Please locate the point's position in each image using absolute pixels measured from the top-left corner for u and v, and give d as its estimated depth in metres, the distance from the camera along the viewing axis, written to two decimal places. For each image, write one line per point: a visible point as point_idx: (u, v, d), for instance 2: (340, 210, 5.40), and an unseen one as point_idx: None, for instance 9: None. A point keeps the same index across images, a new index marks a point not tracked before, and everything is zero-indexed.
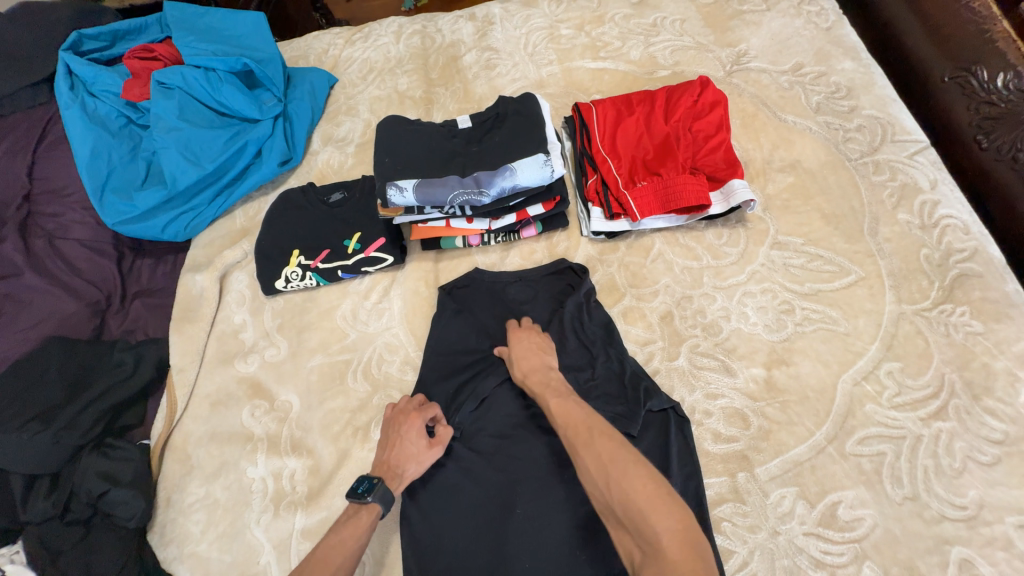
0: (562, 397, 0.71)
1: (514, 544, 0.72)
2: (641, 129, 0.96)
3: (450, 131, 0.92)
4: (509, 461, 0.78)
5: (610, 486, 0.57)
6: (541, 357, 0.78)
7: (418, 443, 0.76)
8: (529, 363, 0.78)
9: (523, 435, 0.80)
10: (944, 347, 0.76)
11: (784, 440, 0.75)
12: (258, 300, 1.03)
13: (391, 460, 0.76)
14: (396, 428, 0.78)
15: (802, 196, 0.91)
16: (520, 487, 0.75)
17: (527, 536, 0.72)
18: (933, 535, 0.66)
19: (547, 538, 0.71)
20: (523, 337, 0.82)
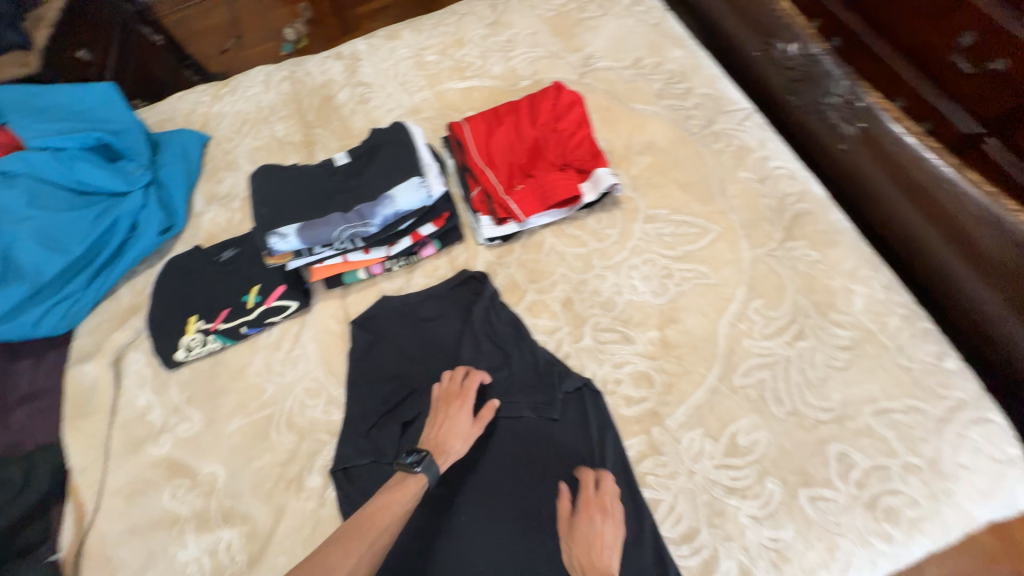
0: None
1: (467, 555, 0.74)
2: (512, 138, 1.04)
3: (328, 170, 0.94)
4: (481, 505, 0.78)
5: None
6: (604, 554, 0.68)
7: (468, 422, 0.80)
8: (589, 552, 0.69)
9: (485, 472, 0.80)
10: (794, 278, 0.88)
11: (685, 389, 0.83)
12: (160, 376, 0.96)
13: (437, 436, 0.78)
14: (445, 407, 0.81)
15: (660, 172, 1.03)
16: (495, 527, 0.76)
17: (480, 547, 0.75)
18: (814, 439, 0.76)
19: (499, 546, 0.74)
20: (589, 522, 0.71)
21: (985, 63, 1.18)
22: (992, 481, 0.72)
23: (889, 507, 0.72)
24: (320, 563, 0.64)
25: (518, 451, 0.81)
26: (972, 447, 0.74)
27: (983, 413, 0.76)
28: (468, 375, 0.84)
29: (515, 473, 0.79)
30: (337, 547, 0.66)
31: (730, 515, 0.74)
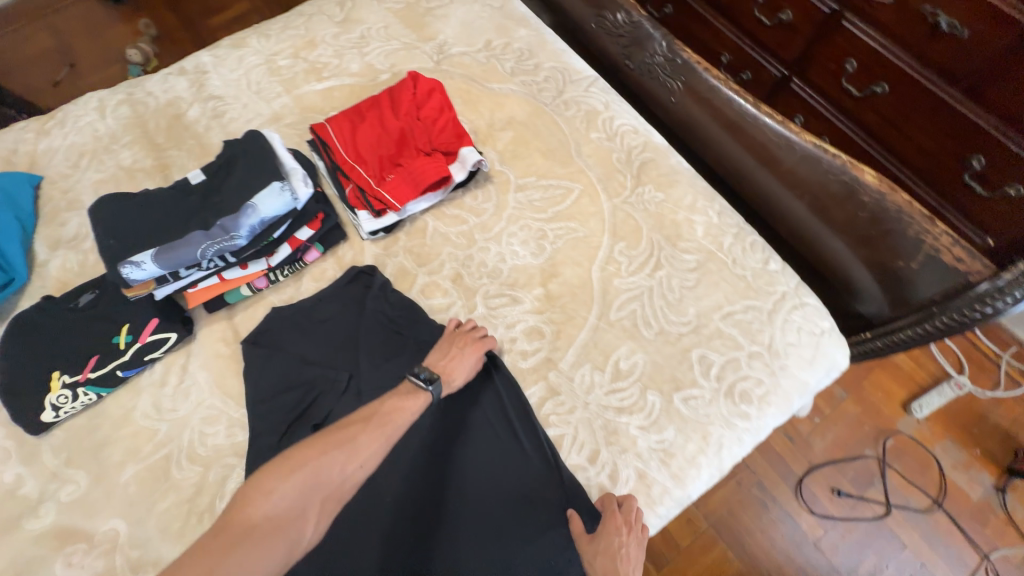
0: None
1: (436, 563, 0.75)
2: (377, 131, 1.06)
3: (181, 189, 0.90)
4: (461, 527, 0.77)
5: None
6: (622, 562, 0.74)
7: (477, 363, 0.85)
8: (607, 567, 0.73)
9: (455, 494, 0.79)
10: (647, 218, 1.01)
11: (571, 333, 0.92)
12: (28, 444, 0.87)
13: (449, 360, 0.84)
14: (459, 345, 0.86)
15: (523, 144, 1.10)
16: (485, 543, 0.76)
17: (449, 553, 0.75)
18: (680, 349, 0.89)
19: (469, 547, 0.76)
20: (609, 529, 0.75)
21: (777, 15, 1.39)
22: (812, 349, 0.90)
23: (742, 390, 0.86)
24: (352, 443, 0.71)
25: (480, 462, 0.81)
26: (796, 327, 0.91)
27: (801, 299, 0.94)
28: (483, 332, 0.89)
29: (485, 482, 0.80)
30: (369, 431, 0.73)
31: (623, 431, 0.84)
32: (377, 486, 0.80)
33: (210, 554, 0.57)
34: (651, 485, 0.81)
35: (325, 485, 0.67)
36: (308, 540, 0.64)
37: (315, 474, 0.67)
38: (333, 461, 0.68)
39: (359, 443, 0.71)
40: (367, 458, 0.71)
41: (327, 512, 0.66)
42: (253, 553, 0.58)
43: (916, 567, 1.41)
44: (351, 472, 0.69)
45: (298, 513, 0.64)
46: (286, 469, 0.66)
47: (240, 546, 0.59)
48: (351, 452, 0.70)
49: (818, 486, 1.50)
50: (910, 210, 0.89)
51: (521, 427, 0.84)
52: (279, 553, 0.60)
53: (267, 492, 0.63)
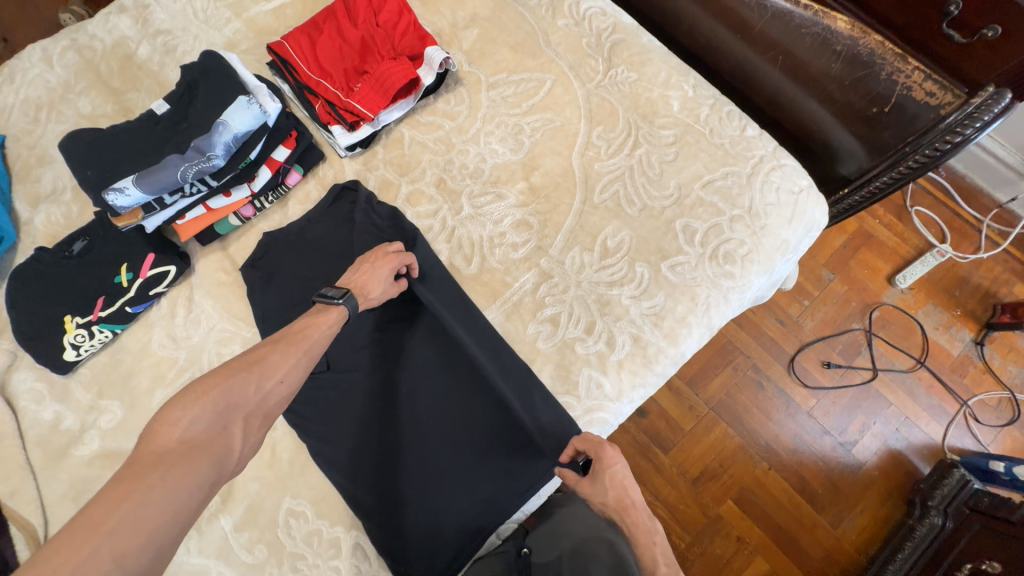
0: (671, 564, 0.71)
1: (407, 483, 0.83)
2: (337, 42, 1.01)
3: (149, 119, 0.89)
4: (440, 441, 0.84)
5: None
6: (631, 491, 0.77)
7: (389, 281, 0.84)
8: (621, 494, 0.76)
9: (428, 417, 0.86)
10: (622, 100, 1.00)
11: (559, 220, 0.94)
12: (60, 385, 0.93)
13: (359, 280, 0.81)
14: (371, 261, 0.84)
15: (490, 40, 1.07)
16: (463, 453, 0.83)
17: (420, 476, 0.83)
18: (663, 222, 0.92)
19: (438, 468, 0.83)
20: (614, 463, 0.76)
21: None
22: (791, 208, 0.93)
23: (726, 252, 0.90)
24: (262, 362, 0.65)
25: (450, 389, 0.87)
26: (776, 188, 0.93)
27: (779, 161, 0.95)
28: (398, 248, 0.86)
29: (459, 401, 0.86)
30: (279, 350, 0.68)
31: (615, 302, 0.89)
32: (370, 404, 0.89)
33: (121, 484, 0.50)
34: (646, 346, 0.87)
35: (245, 404, 0.61)
36: (239, 458, 0.59)
37: (229, 395, 0.60)
38: (246, 379, 0.62)
39: (271, 361, 0.66)
40: (286, 372, 0.66)
41: (253, 429, 0.61)
42: (174, 472, 0.52)
43: (902, 420, 1.52)
44: (271, 388, 0.64)
45: (219, 432, 0.58)
46: (191, 396, 0.59)
47: (156, 468, 0.52)
48: (263, 371, 0.64)
49: (809, 362, 1.59)
50: (881, 50, 0.88)
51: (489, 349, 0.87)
52: (210, 470, 0.55)
53: (176, 420, 0.56)
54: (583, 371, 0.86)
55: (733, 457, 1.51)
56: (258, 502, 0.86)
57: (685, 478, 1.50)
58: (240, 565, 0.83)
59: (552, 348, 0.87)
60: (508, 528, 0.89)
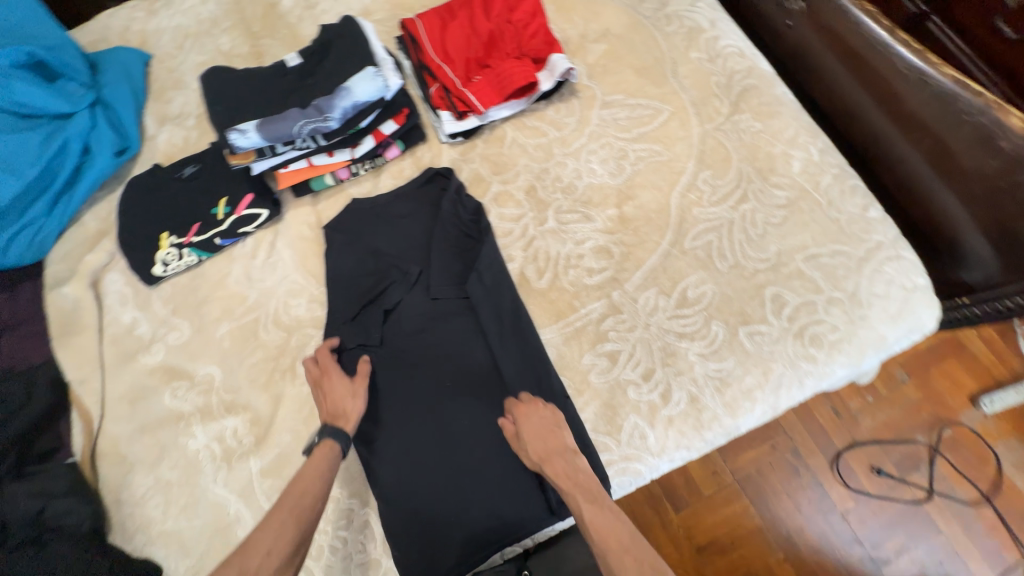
0: (593, 502, 0.68)
1: (404, 453, 0.83)
2: (466, 31, 1.02)
3: (281, 69, 0.93)
4: (461, 442, 0.83)
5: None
6: (558, 438, 0.75)
7: (348, 383, 0.82)
8: (546, 443, 0.74)
9: (438, 393, 0.85)
10: (739, 148, 0.95)
11: (641, 256, 0.91)
12: (142, 293, 0.99)
13: (328, 412, 0.80)
14: (320, 390, 0.82)
15: (616, 58, 1.05)
16: (484, 460, 0.82)
17: (417, 450, 0.83)
18: (753, 285, 0.86)
19: (436, 446, 0.83)
20: (533, 415, 0.77)
21: None
22: (899, 304, 0.84)
23: (814, 333, 0.83)
24: (246, 543, 0.64)
25: (467, 369, 0.87)
26: (886, 279, 0.85)
27: (898, 252, 0.87)
28: (318, 355, 0.84)
29: (477, 382, 0.86)
30: (263, 523, 0.67)
31: (681, 354, 0.84)
32: (388, 376, 0.87)
33: None
34: (702, 410, 0.82)
35: None
36: None
37: None
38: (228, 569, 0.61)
39: (256, 537, 0.65)
40: (271, 544, 0.64)
41: None
42: None
43: (948, 553, 1.37)
44: (256, 567, 0.62)
45: None
46: None
47: None
48: (245, 554, 0.63)
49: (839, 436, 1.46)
50: None
51: (533, 362, 0.85)
52: None
53: None
54: (629, 417, 0.82)
55: (748, 538, 1.41)
56: (288, 452, 0.86)
57: (690, 544, 1.42)
58: (258, 511, 0.84)
59: (604, 385, 0.84)
60: (512, 552, 0.85)
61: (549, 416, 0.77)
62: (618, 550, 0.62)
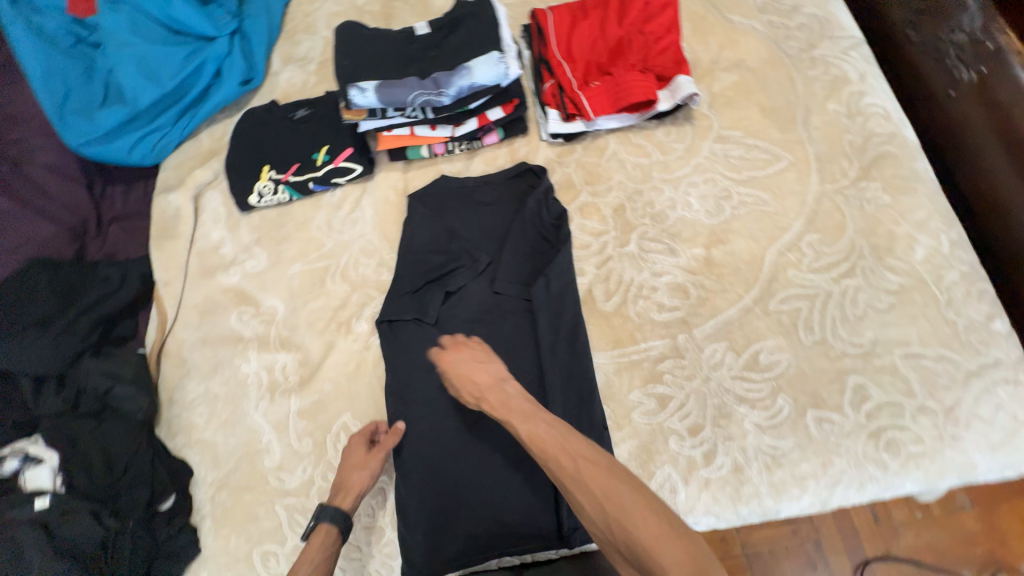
0: (527, 419, 0.67)
1: (430, 434, 0.83)
2: (595, 33, 0.99)
3: (409, 35, 0.95)
4: (486, 439, 0.82)
5: (611, 523, 0.54)
6: (482, 371, 0.75)
7: (363, 451, 0.80)
8: (473, 384, 0.74)
9: None
10: (857, 218, 0.87)
11: (718, 305, 0.86)
12: (234, 217, 1.06)
13: (339, 479, 0.79)
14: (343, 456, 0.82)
15: (744, 92, 0.99)
16: (505, 464, 0.81)
17: (442, 435, 0.83)
18: (835, 368, 0.79)
19: (461, 437, 0.83)
20: (458, 357, 0.78)
21: None
22: (1004, 434, 0.74)
23: (891, 439, 0.75)
24: None
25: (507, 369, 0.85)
26: (994, 402, 0.75)
27: (1017, 377, 0.76)
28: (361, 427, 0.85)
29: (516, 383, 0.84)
30: None
31: (736, 419, 0.79)
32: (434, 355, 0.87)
33: None
34: (744, 482, 0.76)
35: None
36: None
37: None
38: None
39: None
40: None
41: None
42: None
43: None
44: None
45: None
46: None
47: None
48: None
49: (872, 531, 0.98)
50: None
51: (578, 381, 0.82)
52: None
53: None
54: (664, 466, 0.78)
55: None
56: (325, 401, 0.89)
57: None
58: (285, 447, 0.88)
59: (645, 426, 0.81)
60: (508, 562, 0.81)
61: (473, 352, 0.78)
62: (555, 453, 0.62)
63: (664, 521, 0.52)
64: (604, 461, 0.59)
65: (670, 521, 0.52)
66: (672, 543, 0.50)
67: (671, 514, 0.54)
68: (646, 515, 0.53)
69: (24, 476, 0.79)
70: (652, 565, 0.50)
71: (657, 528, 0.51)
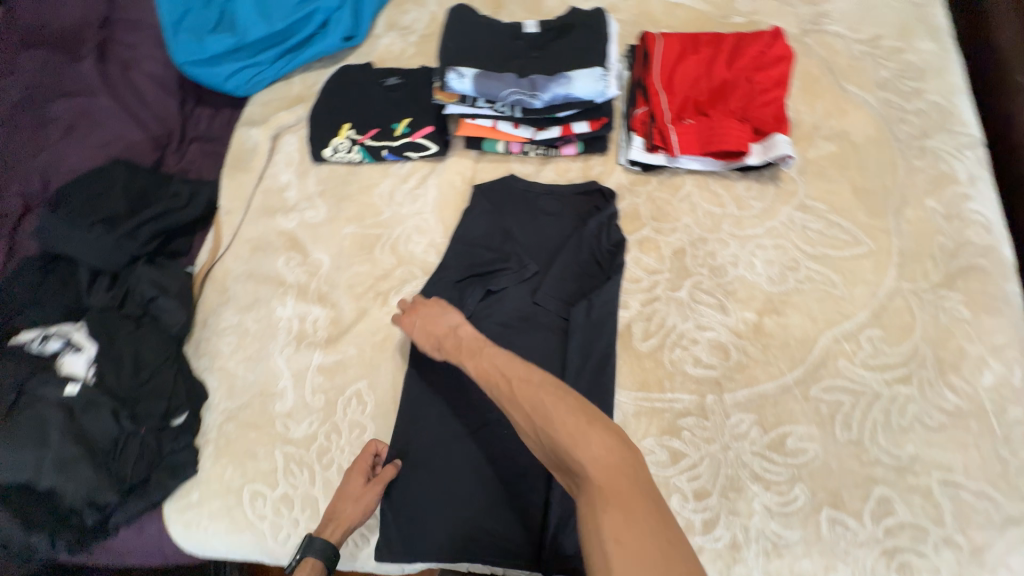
0: (473, 355, 0.72)
1: (435, 425, 0.84)
2: (701, 70, 0.97)
3: (517, 31, 0.95)
4: (487, 444, 0.82)
5: (541, 430, 0.58)
6: (439, 321, 0.80)
7: (360, 484, 0.77)
8: (432, 333, 0.80)
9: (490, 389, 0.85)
10: (928, 326, 0.82)
11: (756, 376, 0.83)
12: (305, 165, 1.09)
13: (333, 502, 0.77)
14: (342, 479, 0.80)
15: (839, 166, 0.95)
16: (502, 474, 0.80)
17: (447, 429, 0.83)
18: (864, 474, 0.75)
19: (464, 436, 0.83)
20: (424, 309, 0.83)
21: None
22: None
23: (906, 562, 0.70)
24: None
25: None
26: None
27: None
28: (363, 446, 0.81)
29: None
30: None
31: (746, 496, 0.76)
32: None
33: None
34: (737, 562, 0.72)
35: None
36: None
37: None
38: None
39: None
40: None
41: None
42: None
43: None
44: None
45: None
46: None
47: None
48: None
49: None
50: None
51: None
52: None
53: None
54: None
55: None
56: (346, 363, 0.91)
57: None
58: (299, 396, 0.90)
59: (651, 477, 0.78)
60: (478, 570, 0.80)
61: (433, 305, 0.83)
62: (497, 379, 0.66)
63: (581, 417, 0.55)
64: (535, 377, 0.63)
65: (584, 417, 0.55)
66: (590, 437, 0.54)
67: (591, 411, 0.57)
68: (566, 415, 0.56)
69: (63, 360, 0.82)
70: (571, 459, 0.53)
71: (572, 424, 0.55)
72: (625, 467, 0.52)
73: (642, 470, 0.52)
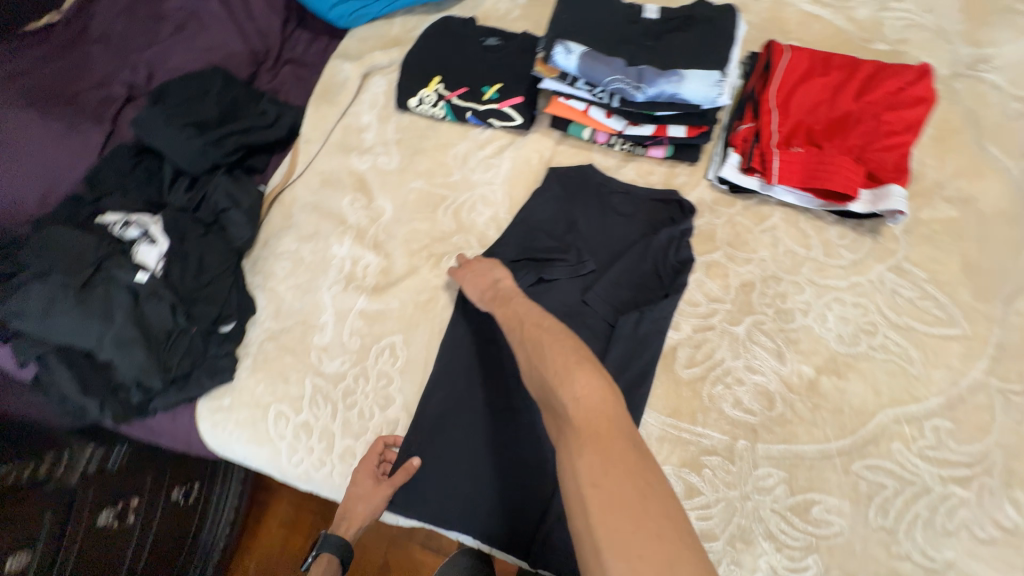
0: (503, 304, 0.75)
1: (458, 394, 0.84)
2: (825, 95, 0.88)
3: (636, 15, 0.89)
4: (503, 427, 0.82)
5: (535, 368, 0.61)
6: (487, 276, 0.82)
7: (369, 484, 0.79)
8: (477, 285, 0.82)
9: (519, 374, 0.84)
10: (1008, 431, 0.74)
11: (797, 433, 0.78)
12: (388, 110, 1.09)
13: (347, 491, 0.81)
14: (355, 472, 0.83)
15: (953, 234, 0.85)
16: (511, 460, 0.79)
17: (467, 402, 0.83)
18: (888, 565, 0.70)
19: (482, 413, 0.83)
20: (475, 263, 0.86)
21: None
22: None
23: None
24: None
25: None
26: None
27: None
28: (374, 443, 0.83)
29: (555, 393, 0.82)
30: None
31: (754, 550, 0.72)
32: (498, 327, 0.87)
33: None
34: None
35: None
36: None
37: None
38: None
39: None
40: None
41: None
42: None
43: None
44: None
45: None
46: None
47: None
48: None
49: None
50: None
51: None
52: None
53: None
54: None
55: None
56: (387, 314, 0.93)
57: None
58: (336, 334, 0.93)
59: None
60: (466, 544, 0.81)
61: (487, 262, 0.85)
62: (513, 324, 0.70)
63: (571, 357, 0.58)
64: (546, 323, 0.66)
65: (576, 358, 0.58)
66: (577, 374, 0.56)
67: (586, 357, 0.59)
68: (559, 354, 0.59)
69: (136, 248, 0.87)
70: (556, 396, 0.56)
71: (563, 362, 0.58)
72: (605, 407, 0.53)
73: (622, 412, 0.53)
